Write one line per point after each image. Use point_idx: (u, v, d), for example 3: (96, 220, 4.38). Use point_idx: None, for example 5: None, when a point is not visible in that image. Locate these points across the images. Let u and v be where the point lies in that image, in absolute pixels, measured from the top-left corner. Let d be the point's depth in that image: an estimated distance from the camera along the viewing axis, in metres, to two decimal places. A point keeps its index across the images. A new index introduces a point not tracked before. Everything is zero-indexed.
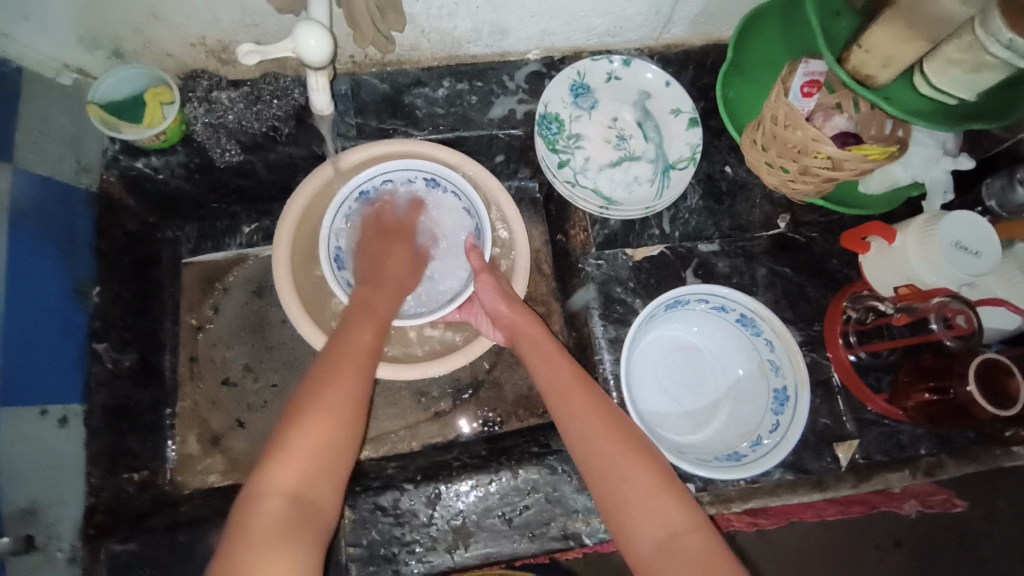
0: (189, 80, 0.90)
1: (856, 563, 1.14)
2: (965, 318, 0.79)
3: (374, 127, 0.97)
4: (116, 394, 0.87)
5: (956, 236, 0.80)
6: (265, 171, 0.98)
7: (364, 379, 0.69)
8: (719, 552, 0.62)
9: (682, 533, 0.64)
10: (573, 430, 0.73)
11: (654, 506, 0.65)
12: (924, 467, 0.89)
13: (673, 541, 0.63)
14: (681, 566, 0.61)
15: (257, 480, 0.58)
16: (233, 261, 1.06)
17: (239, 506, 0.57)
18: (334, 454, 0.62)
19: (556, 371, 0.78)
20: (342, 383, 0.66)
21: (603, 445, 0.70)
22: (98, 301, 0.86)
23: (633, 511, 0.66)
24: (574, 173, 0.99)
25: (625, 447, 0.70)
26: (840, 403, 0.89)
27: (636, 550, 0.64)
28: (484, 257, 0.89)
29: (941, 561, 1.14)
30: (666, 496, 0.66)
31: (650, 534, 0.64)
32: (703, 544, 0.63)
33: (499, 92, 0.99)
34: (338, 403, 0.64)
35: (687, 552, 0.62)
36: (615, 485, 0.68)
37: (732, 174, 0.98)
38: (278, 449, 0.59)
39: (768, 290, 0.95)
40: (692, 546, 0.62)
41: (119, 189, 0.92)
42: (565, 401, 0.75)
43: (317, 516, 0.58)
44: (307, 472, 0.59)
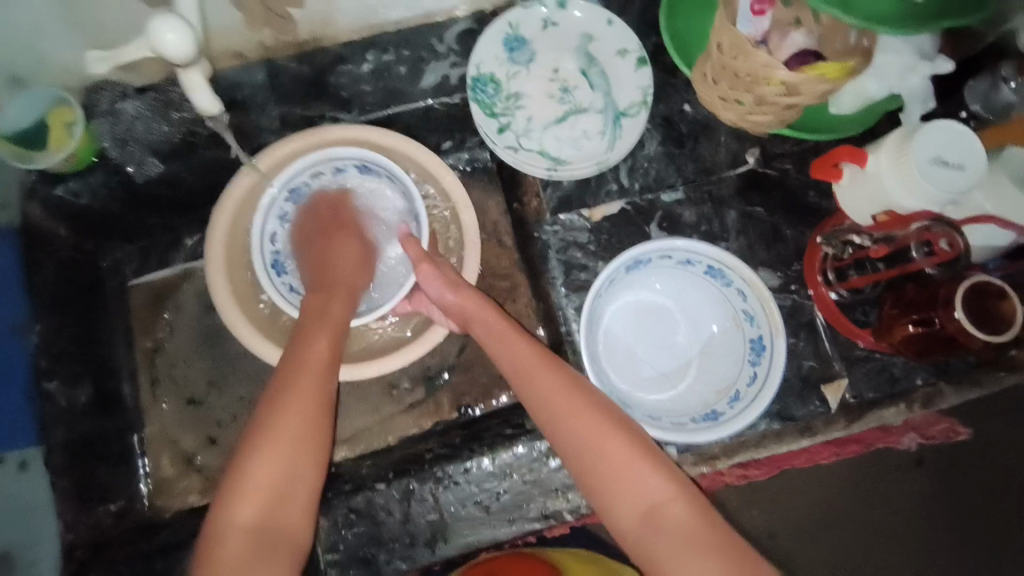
0: (90, 93, 0.83)
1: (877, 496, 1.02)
2: (948, 242, 0.72)
3: (299, 115, 0.92)
4: (76, 429, 0.84)
5: (933, 151, 0.71)
6: (193, 177, 0.93)
7: (322, 397, 0.67)
8: (705, 519, 0.60)
9: (662, 503, 0.61)
10: (542, 412, 0.69)
11: (633, 477, 0.62)
12: (922, 398, 0.83)
13: (656, 512, 0.61)
14: (666, 538, 0.59)
15: (245, 504, 0.59)
16: (180, 277, 1.01)
17: (232, 532, 0.57)
18: (297, 476, 0.62)
19: (513, 346, 0.74)
20: (296, 408, 0.64)
21: (576, 425, 0.66)
22: (41, 337, 0.83)
23: (612, 489, 0.63)
24: (516, 136, 0.91)
25: (596, 419, 0.66)
26: (826, 344, 0.84)
27: (619, 527, 0.62)
28: (421, 246, 0.84)
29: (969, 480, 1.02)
30: (644, 466, 0.63)
31: (629, 509, 0.61)
32: (686, 513, 0.60)
33: (429, 58, 0.91)
34: (288, 430, 0.63)
35: (671, 523, 0.60)
36: (590, 463, 0.64)
37: (692, 113, 0.90)
38: (239, 483, 0.60)
39: (740, 235, 0.88)
40: (677, 516, 0.60)
41: (50, 219, 0.86)
42: (534, 384, 0.70)
43: (284, 543, 0.59)
44: (270, 501, 0.60)
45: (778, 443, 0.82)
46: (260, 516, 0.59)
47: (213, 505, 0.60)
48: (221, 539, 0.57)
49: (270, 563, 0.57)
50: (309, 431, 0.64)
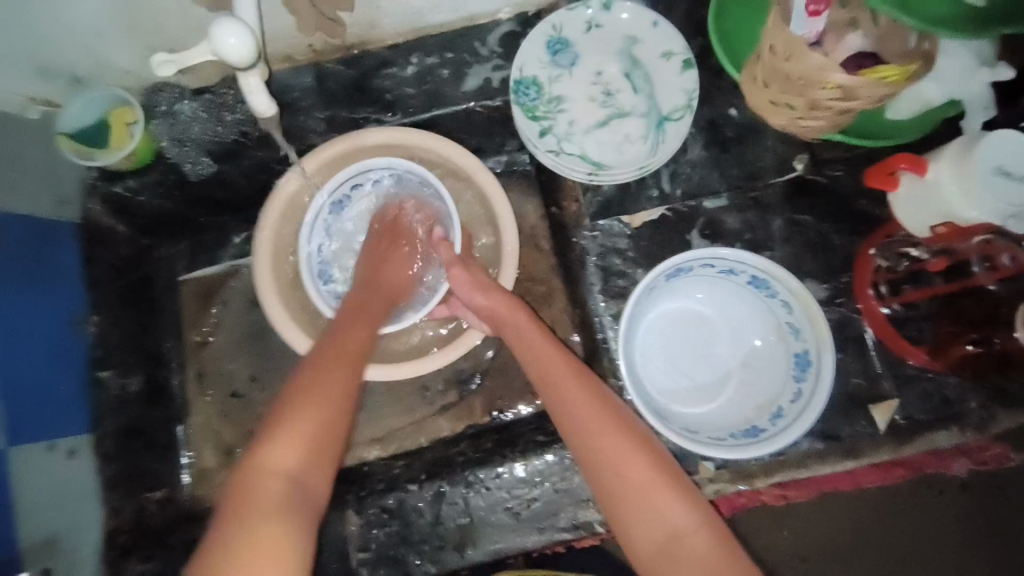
0: (151, 95, 0.87)
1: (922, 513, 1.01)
2: (1009, 257, 0.73)
3: (345, 117, 0.94)
4: (128, 417, 0.88)
5: (997, 160, 0.67)
6: (243, 180, 0.97)
7: (353, 372, 0.68)
8: (727, 556, 0.58)
9: (682, 533, 0.59)
10: (564, 420, 0.68)
11: (655, 502, 0.61)
12: (976, 421, 0.78)
13: (675, 542, 0.59)
14: (685, 570, 0.57)
15: (280, 451, 0.58)
16: (226, 273, 1.04)
17: (267, 478, 0.57)
18: (326, 434, 0.62)
19: (540, 355, 0.73)
20: (331, 375, 0.66)
21: (600, 441, 0.64)
22: (96, 331, 0.86)
23: (629, 513, 0.61)
24: (557, 140, 0.90)
25: (621, 435, 0.65)
26: (875, 361, 0.80)
27: (636, 551, 0.60)
28: (454, 250, 0.85)
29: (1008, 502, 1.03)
30: (667, 492, 0.61)
31: (649, 536, 0.60)
32: (707, 546, 0.59)
33: (472, 61, 0.92)
34: (325, 391, 0.64)
35: (691, 554, 0.58)
36: (611, 483, 0.63)
37: (738, 117, 0.88)
38: (273, 431, 0.60)
39: (786, 244, 0.86)
40: (695, 549, 0.58)
41: (108, 215, 0.91)
42: (559, 392, 0.69)
43: (311, 498, 0.58)
44: (302, 452, 0.59)
45: (820, 463, 0.79)
46: (292, 466, 0.58)
47: (244, 456, 0.59)
48: (257, 481, 0.56)
49: (298, 512, 0.56)
50: (344, 391, 0.65)
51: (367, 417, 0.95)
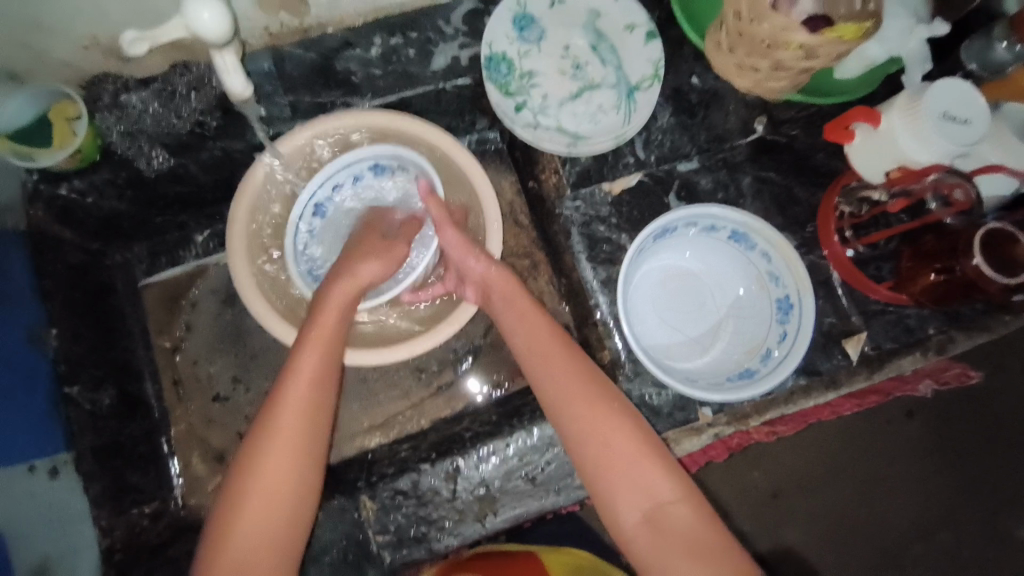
0: (92, 88, 0.80)
1: (872, 440, 1.18)
2: (962, 192, 0.77)
3: (309, 102, 0.90)
4: (104, 434, 0.83)
5: (943, 106, 0.75)
6: (202, 172, 0.90)
7: (312, 415, 0.66)
8: (701, 527, 0.64)
9: (667, 505, 0.65)
10: (553, 397, 0.71)
11: (640, 478, 0.66)
12: (936, 345, 0.87)
13: (661, 514, 0.65)
14: (670, 539, 0.63)
15: (253, 490, 0.62)
16: (193, 274, 0.98)
17: (240, 517, 0.61)
18: (296, 462, 0.64)
19: (539, 335, 0.75)
20: (275, 439, 0.64)
21: (595, 427, 0.68)
22: (58, 344, 0.80)
23: (618, 490, 0.66)
24: (534, 114, 0.91)
25: (614, 422, 0.68)
26: (843, 299, 0.87)
27: (625, 524, 0.65)
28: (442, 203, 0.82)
29: (951, 427, 1.19)
30: (655, 469, 0.66)
31: (636, 509, 0.65)
32: (687, 518, 0.64)
33: (437, 39, 0.91)
34: (270, 461, 0.63)
35: (676, 525, 0.64)
36: (598, 459, 0.67)
37: (700, 84, 0.92)
38: (245, 469, 0.63)
39: (755, 198, 0.91)
40: (681, 518, 0.64)
41: (52, 222, 0.83)
42: (547, 368, 0.72)
43: (285, 528, 0.63)
44: (273, 486, 0.63)
45: (805, 397, 0.85)
46: (265, 501, 0.62)
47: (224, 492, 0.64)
48: (231, 522, 0.61)
49: (273, 548, 0.62)
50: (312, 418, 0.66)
51: (365, 406, 0.95)
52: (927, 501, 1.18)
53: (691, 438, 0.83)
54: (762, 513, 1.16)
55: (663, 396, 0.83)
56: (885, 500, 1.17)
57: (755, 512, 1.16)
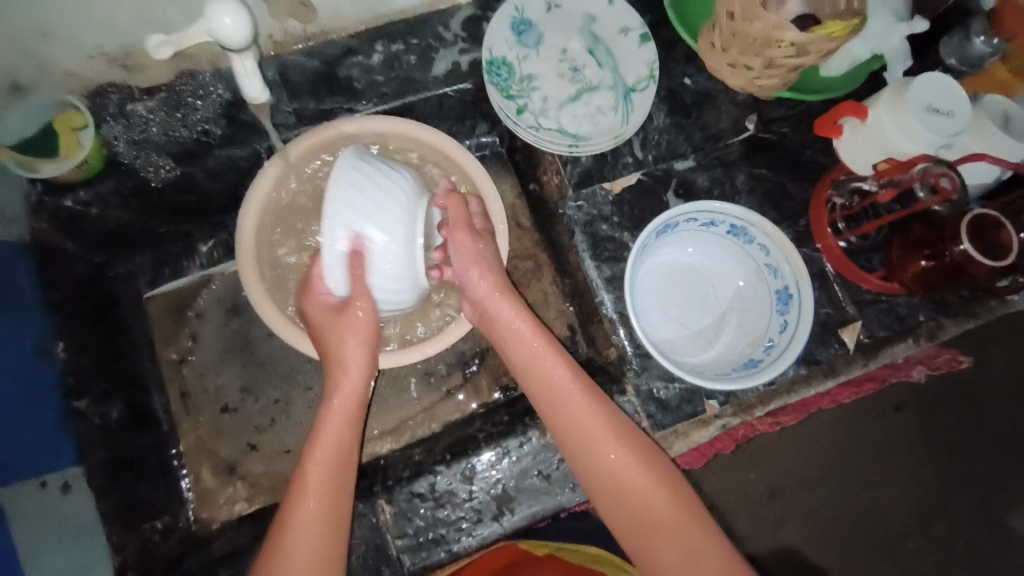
0: (96, 98, 0.78)
1: (863, 434, 1.20)
2: (948, 180, 0.79)
3: (314, 109, 0.91)
4: (116, 443, 0.82)
5: (925, 99, 0.80)
6: (207, 180, 0.91)
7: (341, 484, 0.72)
8: (731, 563, 0.67)
9: (699, 548, 0.68)
10: (573, 443, 0.74)
11: (669, 523, 0.69)
12: (926, 331, 0.91)
13: (695, 558, 0.67)
14: None
15: (304, 535, 0.68)
16: (198, 284, 0.98)
17: (294, 561, 0.66)
18: (336, 506, 0.71)
19: (555, 376, 0.77)
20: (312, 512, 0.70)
21: (611, 466, 0.73)
22: (66, 356, 0.80)
23: (651, 535, 0.69)
24: (534, 117, 0.93)
25: (627, 459, 0.73)
26: (838, 290, 0.90)
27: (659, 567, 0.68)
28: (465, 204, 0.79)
29: (939, 415, 1.23)
30: (679, 513, 0.70)
31: (672, 553, 0.68)
32: (718, 557, 0.67)
33: (438, 46, 0.93)
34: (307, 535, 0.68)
35: (710, 566, 0.67)
36: (626, 505, 0.71)
37: (692, 85, 0.95)
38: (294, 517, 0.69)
39: (750, 194, 0.94)
40: (711, 561, 0.67)
41: (56, 234, 0.82)
42: (567, 415, 0.75)
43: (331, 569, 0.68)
44: (322, 529, 0.69)
45: (806, 386, 0.87)
46: (316, 542, 0.68)
47: (272, 546, 0.68)
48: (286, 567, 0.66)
49: None
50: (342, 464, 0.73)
51: (375, 411, 0.95)
52: (920, 489, 1.21)
53: (699, 430, 0.85)
54: (763, 510, 1.19)
55: (670, 388, 0.86)
56: (879, 492, 1.20)
57: (755, 513, 1.18)
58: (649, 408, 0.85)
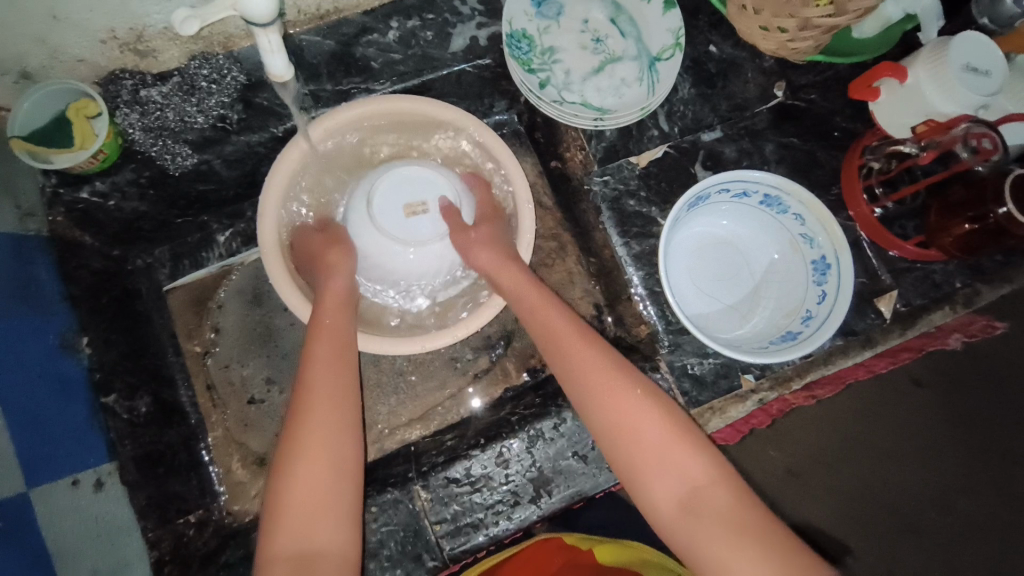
0: (110, 85, 0.78)
1: (886, 407, 1.15)
2: (989, 141, 0.78)
3: (331, 90, 0.88)
4: (143, 442, 0.81)
5: (965, 58, 0.77)
6: (225, 168, 0.88)
7: (346, 409, 0.68)
8: (744, 504, 0.62)
9: (702, 485, 0.63)
10: (576, 374, 0.71)
11: (672, 454, 0.64)
12: (962, 299, 0.89)
13: (697, 494, 0.63)
14: (709, 519, 0.61)
15: (316, 432, 0.65)
16: (219, 276, 0.96)
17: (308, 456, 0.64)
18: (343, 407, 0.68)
19: (548, 324, 0.75)
20: (313, 445, 0.65)
21: (598, 401, 0.68)
22: (91, 351, 0.80)
23: (650, 467, 0.65)
24: (557, 90, 0.90)
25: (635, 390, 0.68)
26: (872, 259, 0.88)
27: (660, 503, 0.64)
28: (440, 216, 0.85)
29: (964, 386, 1.15)
30: (685, 447, 0.65)
31: (671, 490, 0.63)
32: (724, 496, 0.62)
33: (454, 21, 0.90)
34: (310, 468, 0.63)
35: (712, 503, 0.62)
36: (626, 440, 0.66)
37: (718, 53, 0.92)
38: (302, 413, 0.66)
39: (779, 164, 0.91)
40: (717, 499, 0.62)
41: (73, 228, 0.81)
42: (567, 348, 0.72)
43: (347, 465, 0.65)
44: (334, 426, 0.66)
45: (842, 357, 0.86)
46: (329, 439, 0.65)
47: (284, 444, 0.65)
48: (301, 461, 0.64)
49: (342, 480, 0.64)
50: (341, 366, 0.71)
51: (403, 398, 0.94)
52: (947, 469, 1.14)
53: (737, 405, 0.84)
54: (784, 489, 1.13)
55: (705, 364, 0.84)
56: (902, 470, 1.14)
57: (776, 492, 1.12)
58: (684, 384, 0.84)
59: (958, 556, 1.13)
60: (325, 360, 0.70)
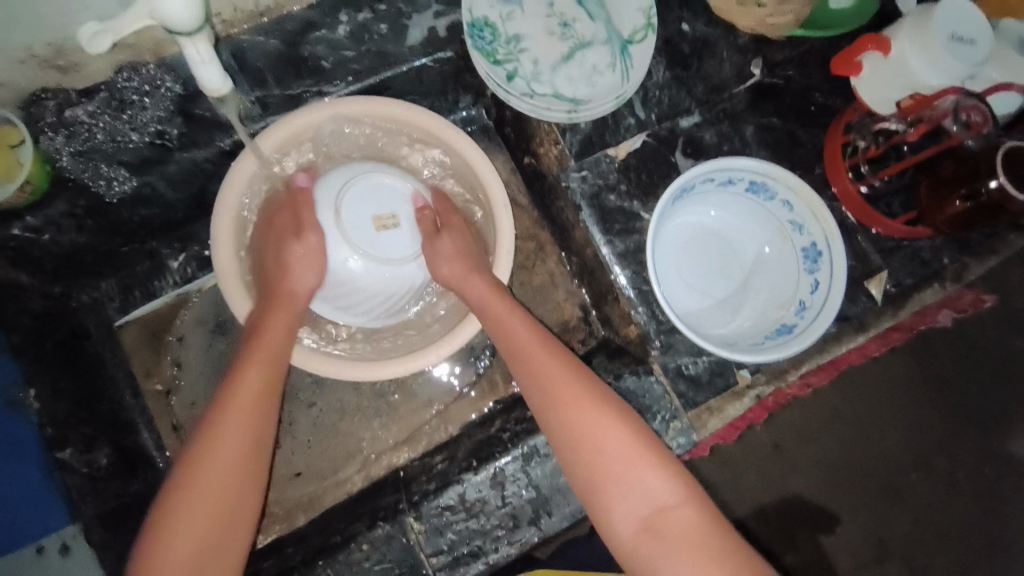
0: (30, 107, 0.68)
1: (868, 375, 1.14)
2: (979, 113, 0.77)
3: (279, 95, 0.80)
4: (106, 498, 0.74)
5: (951, 28, 0.75)
6: (170, 190, 0.82)
7: (254, 441, 0.66)
8: (708, 527, 0.60)
9: (668, 507, 0.61)
10: (537, 387, 0.69)
11: (633, 477, 0.62)
12: (952, 274, 0.87)
13: (661, 518, 0.61)
14: (671, 545, 0.59)
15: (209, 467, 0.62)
16: (175, 305, 0.90)
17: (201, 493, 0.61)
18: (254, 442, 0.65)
19: (513, 334, 0.73)
20: (210, 483, 0.62)
21: (566, 412, 0.66)
22: (41, 404, 0.73)
23: (614, 487, 0.62)
24: (527, 82, 0.85)
25: (600, 415, 0.65)
26: (861, 238, 0.85)
27: (621, 524, 0.62)
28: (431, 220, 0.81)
29: (943, 353, 1.16)
30: (646, 466, 0.63)
31: (630, 515, 0.61)
32: (691, 519, 0.60)
33: (409, 11, 0.82)
34: (205, 512, 0.60)
35: (675, 526, 0.60)
36: (590, 459, 0.63)
37: (690, 32, 0.86)
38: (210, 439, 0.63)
39: (760, 146, 0.88)
40: (679, 522, 0.60)
41: (9, 267, 0.72)
42: (531, 364, 0.70)
43: (225, 507, 0.62)
44: (230, 460, 0.63)
45: (838, 344, 0.84)
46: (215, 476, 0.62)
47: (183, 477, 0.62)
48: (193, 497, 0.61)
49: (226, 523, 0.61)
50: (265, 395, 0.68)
51: (387, 420, 0.90)
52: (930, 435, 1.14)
53: (735, 403, 0.81)
54: (770, 467, 1.13)
55: (699, 363, 0.81)
56: (880, 435, 1.13)
57: (762, 469, 1.13)
58: (678, 386, 0.80)
59: (939, 511, 1.13)
60: (253, 390, 0.67)
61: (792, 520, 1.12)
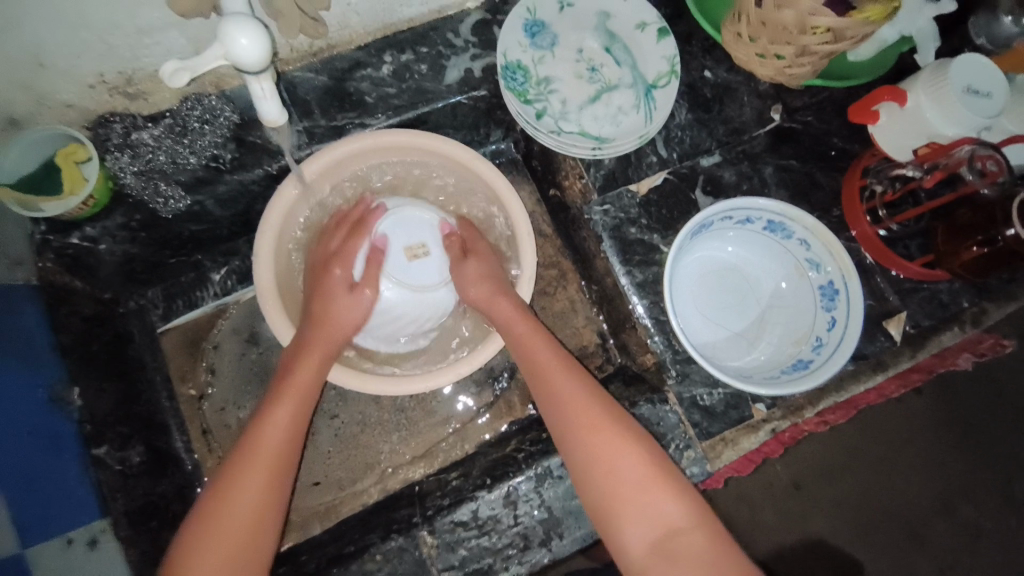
0: (99, 127, 0.75)
1: (887, 418, 1.13)
2: (994, 163, 0.77)
3: (325, 126, 0.86)
4: (135, 495, 0.77)
5: (966, 81, 0.78)
6: (217, 208, 0.87)
7: (288, 454, 0.70)
8: (717, 554, 0.60)
9: (679, 531, 0.62)
10: (555, 411, 0.71)
11: (645, 500, 0.63)
12: (970, 318, 0.88)
13: (671, 542, 0.61)
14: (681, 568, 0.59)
15: (244, 478, 0.66)
16: (214, 315, 0.94)
17: (236, 501, 0.65)
18: (286, 457, 0.69)
19: (537, 359, 0.75)
20: (244, 493, 0.65)
21: (581, 437, 0.67)
22: (82, 403, 0.76)
23: (625, 510, 0.63)
24: (554, 120, 0.90)
25: (617, 440, 0.66)
26: (878, 278, 0.87)
27: (631, 547, 0.62)
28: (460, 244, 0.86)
29: (965, 400, 1.15)
30: (660, 492, 0.64)
31: (642, 537, 0.62)
32: (703, 545, 0.61)
33: (448, 53, 0.89)
34: (238, 520, 0.64)
35: (684, 551, 0.60)
36: (608, 485, 0.65)
37: (712, 78, 0.91)
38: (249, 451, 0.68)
39: (779, 186, 0.90)
40: (690, 546, 0.60)
41: (63, 272, 0.79)
42: (552, 386, 0.72)
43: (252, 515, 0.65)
44: (266, 472, 0.67)
45: (855, 383, 0.85)
46: (250, 487, 0.66)
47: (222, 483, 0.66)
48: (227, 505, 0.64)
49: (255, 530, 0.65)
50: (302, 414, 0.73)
51: (406, 436, 0.93)
52: (951, 484, 1.12)
53: (750, 436, 0.82)
54: (787, 505, 1.11)
55: (715, 395, 0.83)
56: (901, 480, 1.11)
57: (778, 507, 1.11)
58: (694, 416, 0.81)
59: (960, 561, 1.10)
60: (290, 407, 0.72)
61: (809, 562, 1.10)
